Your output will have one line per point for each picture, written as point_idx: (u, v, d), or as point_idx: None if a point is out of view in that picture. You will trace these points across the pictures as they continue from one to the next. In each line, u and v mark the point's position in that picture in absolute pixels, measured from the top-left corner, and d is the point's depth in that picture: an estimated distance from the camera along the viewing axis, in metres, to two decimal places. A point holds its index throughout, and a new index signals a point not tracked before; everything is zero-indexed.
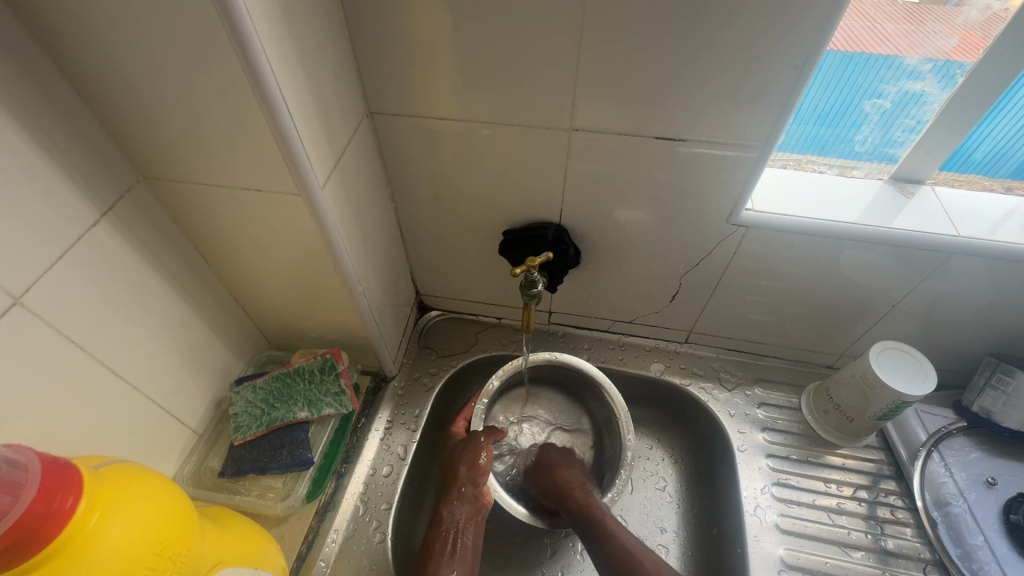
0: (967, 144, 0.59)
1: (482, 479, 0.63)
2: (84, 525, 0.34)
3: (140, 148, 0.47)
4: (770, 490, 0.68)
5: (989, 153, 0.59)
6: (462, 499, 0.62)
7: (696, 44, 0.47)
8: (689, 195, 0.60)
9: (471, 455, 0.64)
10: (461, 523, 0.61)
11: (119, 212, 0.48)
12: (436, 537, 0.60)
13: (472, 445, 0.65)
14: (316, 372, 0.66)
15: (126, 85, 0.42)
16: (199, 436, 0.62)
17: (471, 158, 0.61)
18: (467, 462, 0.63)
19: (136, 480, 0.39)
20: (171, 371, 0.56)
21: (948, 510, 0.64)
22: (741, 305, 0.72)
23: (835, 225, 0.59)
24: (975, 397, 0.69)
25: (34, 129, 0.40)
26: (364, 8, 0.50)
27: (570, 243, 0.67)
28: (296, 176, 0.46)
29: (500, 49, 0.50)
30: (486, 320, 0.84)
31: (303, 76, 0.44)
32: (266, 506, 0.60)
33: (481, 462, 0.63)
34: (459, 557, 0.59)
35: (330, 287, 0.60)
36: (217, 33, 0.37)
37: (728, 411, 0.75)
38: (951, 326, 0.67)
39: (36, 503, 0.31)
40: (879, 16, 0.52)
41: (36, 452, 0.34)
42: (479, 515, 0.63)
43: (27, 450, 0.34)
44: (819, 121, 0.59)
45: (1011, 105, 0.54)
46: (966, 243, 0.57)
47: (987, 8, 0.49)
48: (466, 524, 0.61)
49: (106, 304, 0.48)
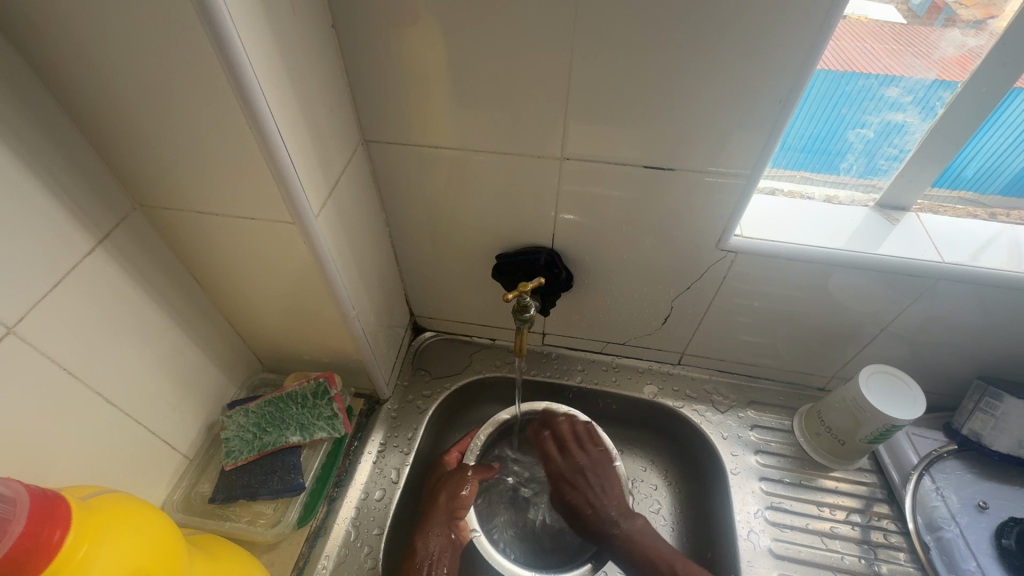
0: (956, 163, 0.59)
1: (460, 511, 0.65)
2: (73, 556, 0.33)
3: (138, 178, 0.47)
4: (763, 514, 0.68)
5: (980, 170, 0.59)
6: (438, 531, 0.63)
7: (682, 76, 0.49)
8: (679, 220, 0.61)
9: (455, 485, 0.67)
10: (435, 556, 0.62)
11: (115, 239, 0.48)
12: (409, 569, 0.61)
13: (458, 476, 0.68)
14: (309, 396, 0.66)
15: (125, 118, 0.42)
16: (190, 461, 0.62)
17: (464, 185, 0.62)
18: (449, 492, 0.66)
19: (125, 510, 0.38)
20: (163, 396, 0.56)
21: (940, 534, 0.64)
22: (733, 327, 0.73)
23: (822, 250, 0.60)
24: (964, 420, 0.69)
25: (32, 159, 0.40)
26: (360, 42, 0.51)
27: (563, 267, 0.68)
28: (291, 205, 0.47)
29: (492, 79, 0.52)
30: (480, 341, 0.85)
31: (299, 109, 0.46)
32: (256, 532, 0.59)
33: (464, 493, 0.66)
34: None
35: (324, 311, 0.60)
36: (216, 69, 0.38)
37: (721, 433, 0.75)
38: (939, 349, 0.68)
39: (23, 538, 0.31)
40: (868, 38, 0.53)
41: (25, 485, 0.33)
42: (454, 547, 0.63)
43: (16, 482, 0.34)
44: (804, 149, 0.61)
45: (1000, 122, 0.55)
46: (951, 269, 0.58)
47: (963, 44, 0.51)
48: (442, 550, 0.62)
49: (100, 329, 0.48)
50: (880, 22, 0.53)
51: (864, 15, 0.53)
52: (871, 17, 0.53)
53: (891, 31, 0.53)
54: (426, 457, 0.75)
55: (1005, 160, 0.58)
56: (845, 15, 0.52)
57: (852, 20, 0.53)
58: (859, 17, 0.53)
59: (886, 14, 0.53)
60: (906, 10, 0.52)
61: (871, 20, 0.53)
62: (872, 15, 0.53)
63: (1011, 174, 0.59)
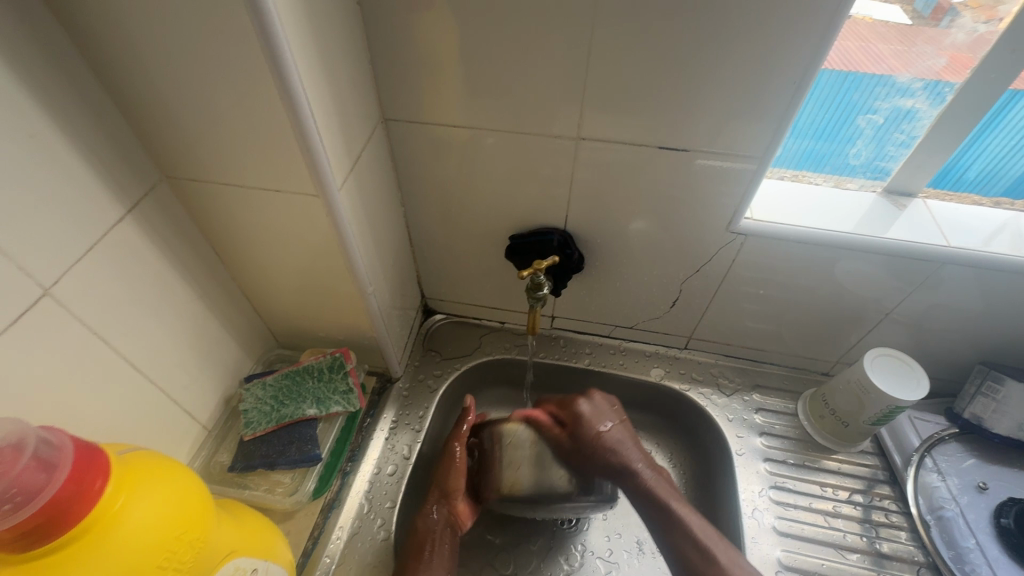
0: (957, 165, 0.62)
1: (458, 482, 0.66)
2: (111, 506, 0.35)
3: (166, 149, 0.48)
4: (767, 493, 0.70)
5: (981, 173, 0.62)
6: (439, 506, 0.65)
7: (700, 58, 0.50)
8: (691, 204, 0.62)
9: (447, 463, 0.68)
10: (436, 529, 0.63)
11: (142, 209, 0.49)
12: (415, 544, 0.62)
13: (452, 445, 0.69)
14: (325, 370, 0.67)
15: (157, 86, 0.43)
16: (209, 431, 0.63)
17: (480, 165, 0.63)
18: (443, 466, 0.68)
19: (158, 465, 0.40)
20: (184, 366, 0.57)
21: (941, 514, 0.66)
22: (739, 312, 0.74)
23: (831, 233, 0.61)
24: (966, 404, 0.70)
25: (67, 126, 0.41)
26: (384, 20, 0.52)
27: (576, 248, 0.69)
28: (316, 177, 0.48)
29: (512, 58, 0.53)
30: (490, 324, 0.86)
31: (326, 83, 0.46)
32: (274, 500, 0.61)
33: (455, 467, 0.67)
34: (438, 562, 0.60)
35: (342, 286, 0.61)
36: (251, 39, 0.39)
37: (726, 415, 0.77)
38: (941, 335, 0.69)
39: (67, 484, 0.32)
40: (873, 38, 0.55)
41: (68, 435, 0.34)
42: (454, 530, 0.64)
43: (60, 431, 0.34)
44: (814, 136, 0.62)
45: (1005, 124, 0.57)
46: (956, 253, 0.59)
47: (974, 31, 0.52)
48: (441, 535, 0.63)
49: (128, 297, 0.49)
50: (884, 23, 0.55)
51: (869, 16, 0.54)
52: (876, 18, 0.55)
53: (894, 32, 0.55)
54: (438, 430, 0.77)
55: (1001, 162, 0.60)
56: (851, 15, 0.54)
57: (858, 19, 0.54)
58: (864, 17, 0.54)
59: (890, 15, 0.55)
60: (910, 11, 0.55)
61: (876, 20, 0.55)
62: (876, 15, 0.54)
63: (1013, 176, 0.61)
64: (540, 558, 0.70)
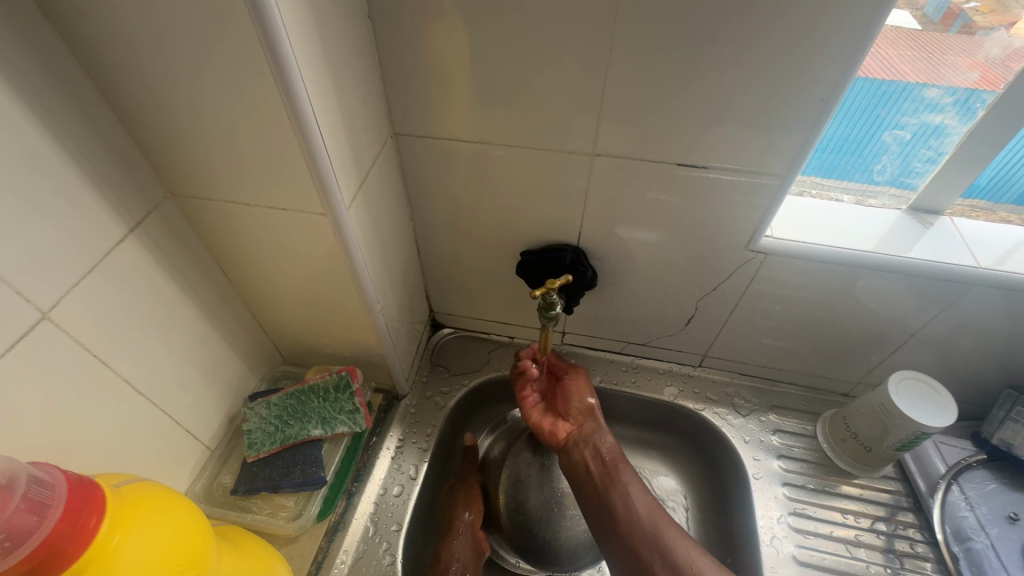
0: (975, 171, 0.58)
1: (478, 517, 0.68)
2: (108, 544, 0.33)
3: (172, 166, 0.47)
4: (786, 520, 0.67)
5: (993, 179, 0.60)
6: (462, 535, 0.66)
7: (721, 73, 0.48)
8: (708, 221, 0.60)
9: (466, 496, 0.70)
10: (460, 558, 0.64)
11: (146, 227, 0.48)
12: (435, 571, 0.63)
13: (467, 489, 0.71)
14: (331, 389, 0.65)
15: (162, 102, 0.42)
16: (212, 452, 0.61)
17: (491, 180, 0.62)
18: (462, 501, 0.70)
19: (156, 497, 0.38)
20: (187, 386, 0.56)
21: (970, 545, 0.63)
22: (756, 330, 0.72)
23: (855, 253, 0.59)
24: (994, 430, 0.67)
25: (69, 144, 0.40)
26: (395, 33, 0.51)
27: (589, 265, 0.67)
28: (324, 196, 0.47)
29: (527, 72, 0.51)
30: (499, 339, 0.84)
31: (335, 99, 0.45)
32: (277, 525, 0.59)
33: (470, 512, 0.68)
34: None
35: (349, 304, 0.60)
36: (258, 56, 0.37)
37: (743, 437, 0.74)
38: (967, 358, 0.67)
39: (60, 523, 0.31)
40: (887, 43, 0.52)
41: (61, 470, 0.33)
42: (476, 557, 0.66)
43: (53, 467, 0.33)
44: (838, 151, 0.60)
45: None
46: (986, 274, 0.57)
47: (1010, 44, 0.50)
48: (468, 563, 0.64)
49: (130, 318, 0.47)
50: (894, 29, 0.52)
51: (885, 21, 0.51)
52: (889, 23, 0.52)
53: (903, 38, 0.52)
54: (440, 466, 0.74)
55: (1022, 171, 0.58)
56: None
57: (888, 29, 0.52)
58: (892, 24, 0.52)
59: (899, 21, 0.52)
60: (921, 18, 0.52)
61: (885, 25, 0.52)
62: (901, 22, 0.52)
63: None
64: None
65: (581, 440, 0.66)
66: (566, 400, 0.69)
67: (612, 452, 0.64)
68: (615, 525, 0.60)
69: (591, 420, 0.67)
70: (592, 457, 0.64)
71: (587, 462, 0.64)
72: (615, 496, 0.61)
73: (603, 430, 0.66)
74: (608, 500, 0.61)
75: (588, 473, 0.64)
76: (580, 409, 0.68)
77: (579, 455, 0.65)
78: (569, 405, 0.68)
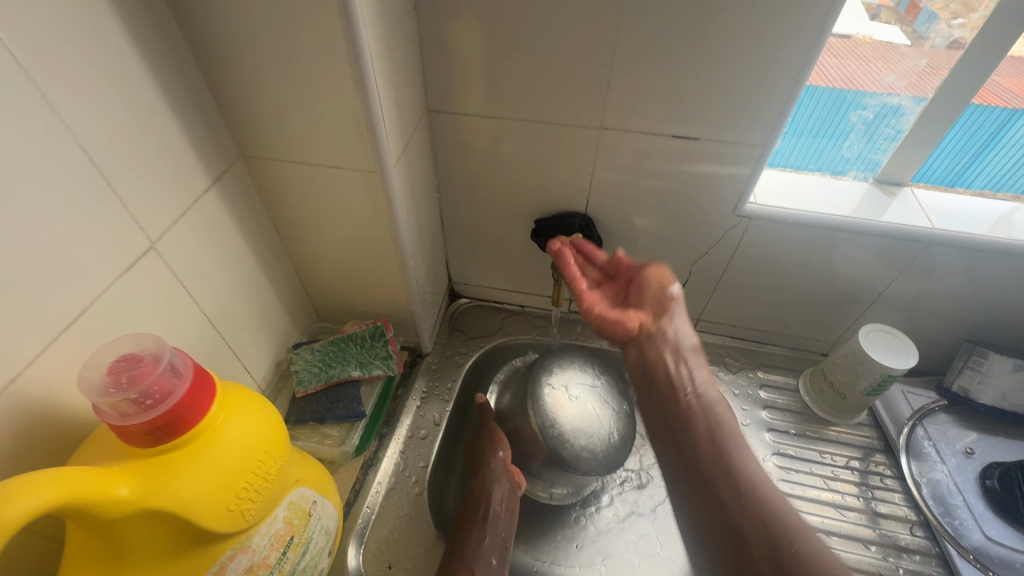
0: (963, 177, 0.70)
1: (501, 456, 0.71)
2: (213, 422, 0.40)
3: (247, 129, 0.56)
4: (770, 459, 0.76)
5: (990, 183, 0.70)
6: (495, 477, 0.68)
7: (712, 56, 0.56)
8: (701, 190, 0.68)
9: (491, 439, 0.73)
10: (493, 497, 0.66)
11: (223, 182, 0.56)
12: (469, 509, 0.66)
13: (491, 438, 0.73)
14: (367, 338, 0.73)
15: (247, 73, 0.51)
16: (263, 391, 0.69)
17: (511, 154, 0.70)
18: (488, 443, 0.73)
19: (249, 394, 0.46)
20: (246, 327, 0.64)
21: (931, 476, 0.71)
22: (744, 294, 0.81)
23: (829, 217, 0.67)
24: (954, 378, 0.76)
25: (173, 105, 0.48)
26: (434, 22, 0.59)
27: (595, 232, 0.75)
28: (376, 156, 0.55)
29: (546, 55, 0.60)
30: (511, 307, 0.93)
31: (388, 73, 0.53)
32: (325, 450, 0.67)
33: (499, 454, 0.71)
34: (490, 524, 0.64)
35: (387, 261, 0.68)
36: (336, 32, 0.46)
37: (733, 391, 0.83)
38: (930, 316, 0.75)
39: (184, 398, 0.38)
40: (846, 53, 0.64)
41: (191, 360, 0.41)
42: (513, 491, 0.69)
43: (184, 356, 0.41)
44: (811, 133, 0.70)
45: (1005, 143, 0.65)
46: (941, 234, 0.65)
47: (950, 35, 0.59)
48: (498, 498, 0.67)
49: (209, 260, 0.56)
50: (858, 40, 0.64)
51: (869, 36, 0.64)
52: (847, 37, 0.64)
53: (893, 49, 0.64)
54: (459, 419, 0.81)
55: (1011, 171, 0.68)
56: (851, 36, 0.64)
57: (859, 39, 0.64)
58: (865, 37, 0.64)
59: (888, 35, 0.64)
60: (909, 33, 0.63)
61: (876, 39, 0.64)
62: (874, 34, 0.64)
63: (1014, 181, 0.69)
64: (566, 508, 0.77)
65: (659, 338, 0.61)
66: (638, 291, 0.64)
67: (692, 352, 0.60)
68: (693, 434, 0.55)
69: (672, 316, 0.61)
70: (671, 359, 0.59)
71: (664, 362, 0.59)
72: (702, 399, 0.57)
73: (683, 327, 0.61)
74: (691, 421, 0.56)
75: (665, 374, 0.59)
76: (658, 302, 0.62)
77: (656, 354, 0.60)
78: (646, 297, 0.63)
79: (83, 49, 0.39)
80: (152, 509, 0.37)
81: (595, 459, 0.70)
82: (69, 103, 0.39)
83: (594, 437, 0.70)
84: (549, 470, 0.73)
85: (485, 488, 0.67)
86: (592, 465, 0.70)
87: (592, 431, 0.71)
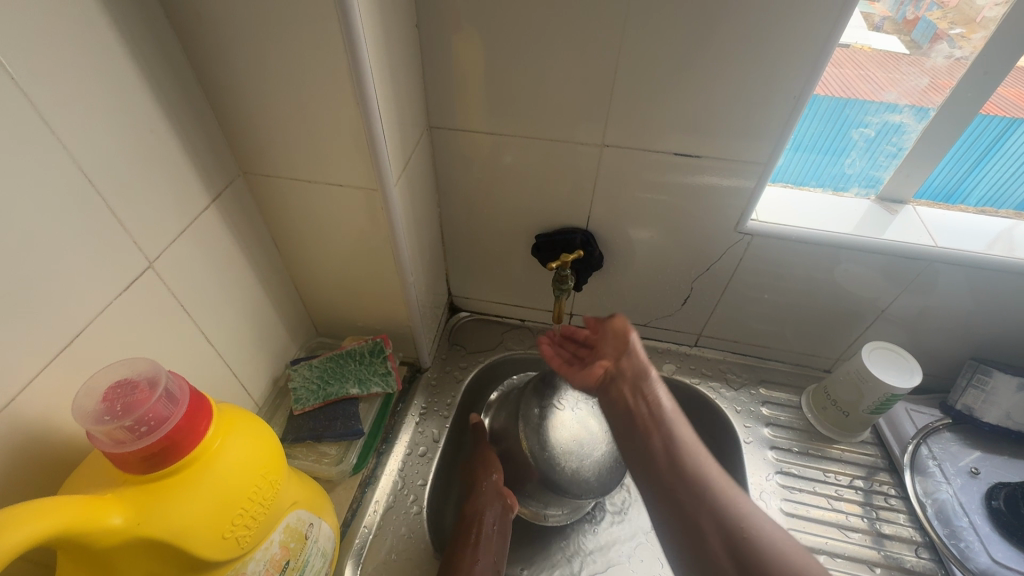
0: (961, 190, 0.70)
1: (495, 479, 0.70)
2: (210, 446, 0.40)
3: (247, 146, 0.55)
4: (774, 478, 0.75)
5: (984, 198, 0.70)
6: (489, 500, 0.68)
7: (714, 75, 0.57)
8: (702, 207, 0.68)
9: (484, 462, 0.72)
10: (487, 521, 0.66)
11: (223, 199, 0.56)
12: (462, 533, 0.65)
13: (485, 461, 0.72)
14: (366, 354, 0.73)
15: (248, 90, 0.50)
16: (259, 407, 0.68)
17: (512, 170, 0.70)
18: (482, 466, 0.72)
19: (247, 416, 0.45)
20: (244, 344, 0.63)
21: (936, 496, 0.70)
22: (746, 311, 0.80)
23: (831, 234, 0.67)
24: (959, 396, 0.76)
25: (174, 124, 0.48)
26: (436, 39, 0.59)
27: (596, 247, 0.75)
28: (377, 174, 0.55)
29: (548, 73, 0.60)
30: (511, 321, 0.92)
31: (390, 91, 0.53)
32: (322, 469, 0.66)
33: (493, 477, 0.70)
34: (482, 548, 0.63)
35: (386, 277, 0.68)
36: (338, 53, 0.46)
37: (735, 407, 0.82)
38: (934, 333, 0.75)
39: (181, 422, 0.38)
40: (845, 65, 0.63)
41: (187, 383, 0.40)
42: (505, 511, 0.68)
43: (180, 379, 0.40)
44: (812, 149, 0.70)
45: (1003, 154, 0.65)
46: (944, 252, 0.65)
47: (951, 54, 0.59)
48: (491, 522, 0.66)
49: (207, 277, 0.55)
50: (857, 52, 0.62)
51: (868, 45, 0.62)
52: (847, 47, 0.62)
53: (894, 60, 0.62)
54: (457, 437, 0.80)
55: (1009, 185, 0.68)
56: (850, 45, 0.62)
57: (855, 49, 0.62)
58: (863, 47, 0.62)
59: (889, 45, 0.62)
60: (909, 43, 0.62)
61: (875, 49, 0.62)
62: (873, 44, 0.62)
63: (1011, 196, 0.69)
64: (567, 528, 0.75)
65: (619, 381, 0.62)
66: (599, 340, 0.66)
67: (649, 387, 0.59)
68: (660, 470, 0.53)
69: (630, 356, 0.62)
70: (631, 389, 0.60)
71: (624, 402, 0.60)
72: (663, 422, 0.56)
73: (642, 366, 0.61)
74: (646, 438, 0.56)
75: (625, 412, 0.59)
76: (617, 346, 0.63)
77: (617, 394, 0.61)
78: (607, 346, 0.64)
79: (85, 70, 0.39)
80: (145, 538, 0.36)
81: (586, 480, 0.70)
82: (69, 124, 0.39)
83: (585, 458, 0.70)
84: (542, 491, 0.72)
85: (478, 512, 0.66)
86: (586, 488, 0.70)
87: (586, 452, 0.71)
